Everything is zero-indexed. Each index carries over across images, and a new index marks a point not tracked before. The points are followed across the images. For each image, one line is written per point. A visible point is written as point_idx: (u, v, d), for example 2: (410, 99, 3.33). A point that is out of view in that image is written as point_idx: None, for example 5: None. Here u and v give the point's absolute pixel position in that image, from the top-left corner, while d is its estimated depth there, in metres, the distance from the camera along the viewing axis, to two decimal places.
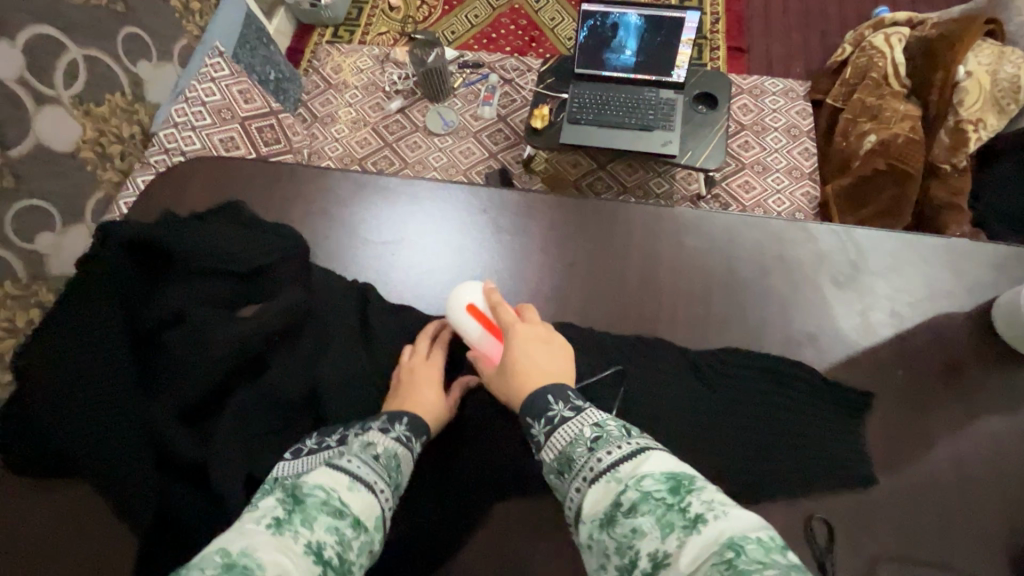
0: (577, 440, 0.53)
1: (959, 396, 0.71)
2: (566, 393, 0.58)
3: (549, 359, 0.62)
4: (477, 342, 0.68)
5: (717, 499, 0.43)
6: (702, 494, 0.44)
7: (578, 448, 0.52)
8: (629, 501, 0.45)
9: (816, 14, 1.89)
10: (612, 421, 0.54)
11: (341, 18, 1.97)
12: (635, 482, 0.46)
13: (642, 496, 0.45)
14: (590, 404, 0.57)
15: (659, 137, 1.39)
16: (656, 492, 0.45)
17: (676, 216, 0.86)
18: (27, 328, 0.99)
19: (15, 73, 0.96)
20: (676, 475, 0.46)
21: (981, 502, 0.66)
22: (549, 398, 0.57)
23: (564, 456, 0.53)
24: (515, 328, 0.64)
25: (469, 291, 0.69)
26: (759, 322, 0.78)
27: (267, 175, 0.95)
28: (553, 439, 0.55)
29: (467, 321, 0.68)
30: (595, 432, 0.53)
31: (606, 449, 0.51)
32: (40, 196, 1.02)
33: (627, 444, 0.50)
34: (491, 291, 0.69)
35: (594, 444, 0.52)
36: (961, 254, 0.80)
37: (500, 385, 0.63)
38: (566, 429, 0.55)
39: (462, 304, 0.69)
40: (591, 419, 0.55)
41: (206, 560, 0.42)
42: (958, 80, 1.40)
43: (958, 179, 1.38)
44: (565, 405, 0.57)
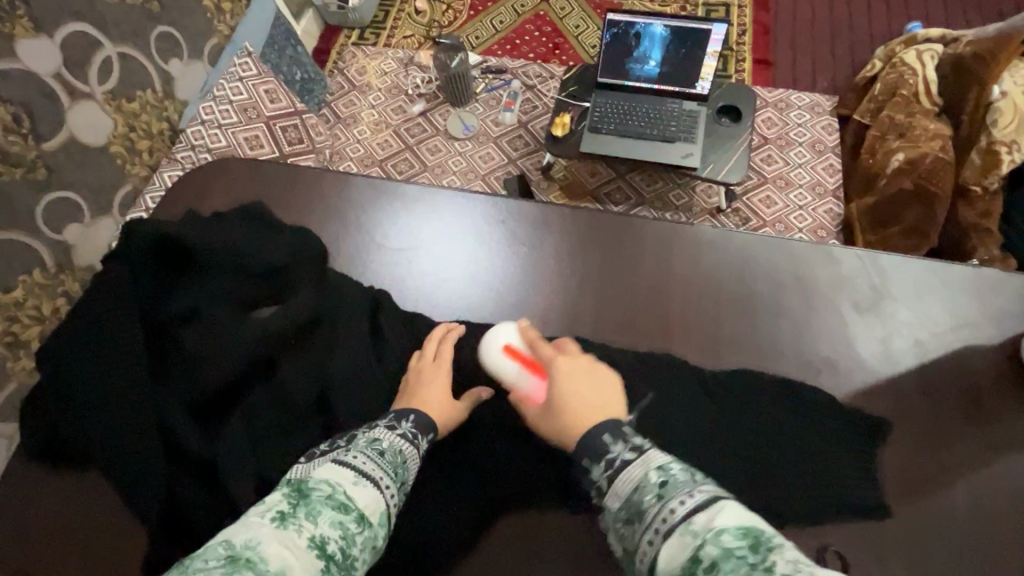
0: (642, 486, 0.51)
1: (982, 431, 0.69)
2: (623, 431, 0.56)
3: (594, 391, 0.61)
4: (517, 383, 0.69)
5: (802, 558, 0.39)
6: (784, 550, 0.40)
7: (646, 497, 0.50)
8: (708, 558, 0.41)
9: (846, 28, 1.86)
10: (676, 464, 0.52)
11: (367, 20, 2.00)
12: (711, 535, 0.43)
13: (722, 552, 0.41)
14: (650, 444, 0.55)
15: (681, 149, 1.38)
16: (736, 547, 0.41)
17: (694, 233, 0.85)
18: (52, 316, 1.01)
19: (52, 68, 0.99)
20: (754, 528, 0.42)
21: (1001, 541, 0.64)
22: (605, 438, 0.56)
23: (630, 504, 0.51)
24: (555, 363, 0.64)
25: (503, 332, 0.71)
26: (776, 344, 0.76)
27: (289, 177, 0.96)
28: (616, 485, 0.53)
29: (505, 364, 0.70)
30: (661, 478, 0.50)
31: (676, 498, 0.48)
32: (71, 188, 1.04)
33: (698, 493, 0.47)
34: (527, 329, 0.70)
35: (662, 492, 0.49)
36: (990, 284, 0.78)
37: (549, 425, 0.62)
38: (629, 474, 0.52)
39: (497, 346, 0.70)
40: (655, 463, 0.52)
41: (211, 549, 0.43)
42: (992, 100, 1.35)
43: (988, 202, 1.36)
44: (623, 445, 0.55)
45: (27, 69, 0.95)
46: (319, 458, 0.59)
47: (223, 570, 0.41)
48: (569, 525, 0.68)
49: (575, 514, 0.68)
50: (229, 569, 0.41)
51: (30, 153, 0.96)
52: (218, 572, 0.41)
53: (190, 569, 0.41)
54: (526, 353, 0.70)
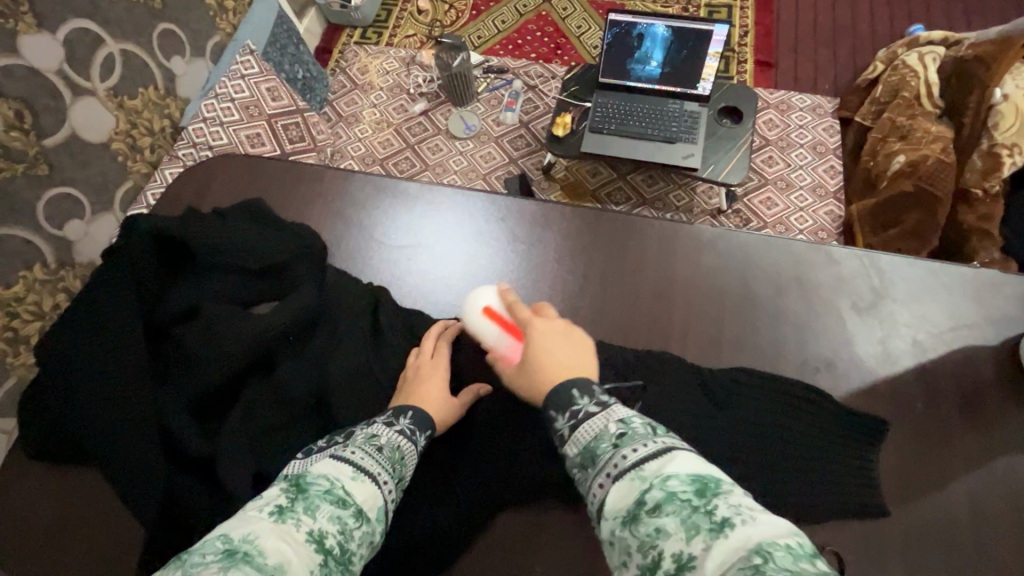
0: (601, 435, 0.51)
1: (981, 432, 0.69)
2: (592, 388, 0.55)
3: (570, 353, 0.60)
4: (496, 344, 0.68)
5: (744, 504, 0.41)
6: (729, 496, 0.41)
7: (603, 444, 0.50)
8: (653, 501, 0.43)
9: (848, 31, 1.86)
10: (638, 417, 0.52)
11: (370, 20, 2.00)
12: (659, 481, 0.44)
13: (667, 496, 0.42)
14: (616, 400, 0.55)
15: (682, 149, 1.38)
16: (682, 492, 0.42)
17: (694, 233, 0.85)
18: (53, 313, 1.01)
19: (54, 64, 0.99)
20: (702, 476, 0.44)
21: (999, 542, 0.64)
22: (573, 393, 0.55)
23: (587, 452, 0.51)
24: (532, 325, 0.63)
25: (484, 295, 0.70)
26: (776, 344, 0.76)
27: (290, 174, 0.97)
28: (577, 433, 0.53)
29: (484, 325, 0.69)
30: (620, 428, 0.50)
31: (630, 446, 0.48)
32: (72, 184, 1.04)
33: (652, 442, 0.48)
34: (507, 291, 0.69)
35: (619, 440, 0.49)
36: (990, 285, 0.78)
37: (521, 384, 0.61)
38: (591, 424, 0.52)
39: (478, 307, 0.70)
40: (616, 414, 0.52)
41: (209, 544, 0.43)
42: (995, 103, 1.35)
43: (990, 205, 1.34)
44: (589, 399, 0.54)
45: (29, 65, 0.95)
46: (317, 453, 0.59)
47: (221, 564, 0.41)
48: (566, 523, 0.68)
49: (573, 511, 0.68)
50: (227, 563, 0.41)
51: (32, 149, 0.96)
52: (216, 566, 0.41)
53: (189, 564, 0.41)
54: (505, 316, 0.69)
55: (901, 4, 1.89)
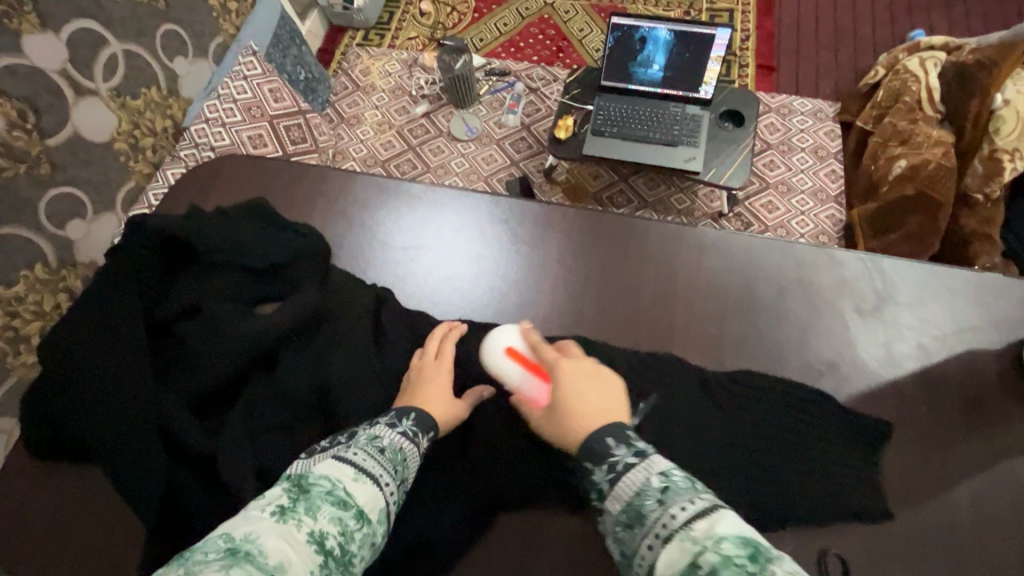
0: (644, 491, 0.51)
1: (985, 436, 0.69)
2: (626, 436, 0.56)
3: (601, 396, 0.60)
4: (521, 386, 0.68)
5: (800, 571, 0.41)
6: (780, 560, 0.42)
7: (647, 501, 0.51)
8: (708, 564, 0.43)
9: (849, 35, 1.86)
10: (677, 469, 0.53)
11: (372, 22, 2.01)
12: (712, 543, 0.44)
13: (720, 557, 0.43)
14: (653, 449, 0.55)
15: (683, 153, 1.38)
16: (736, 556, 0.42)
17: (697, 235, 0.85)
18: (53, 312, 1.01)
19: (57, 64, 0.99)
20: (752, 537, 0.44)
21: (1003, 546, 0.63)
22: (608, 441, 0.56)
23: (631, 508, 0.52)
24: (558, 365, 0.64)
25: (506, 335, 0.71)
26: (778, 346, 0.76)
27: (292, 175, 0.97)
28: (617, 489, 0.53)
29: (507, 364, 0.69)
30: (663, 483, 0.51)
31: (677, 504, 0.49)
32: (74, 184, 1.04)
33: (698, 500, 0.49)
34: (529, 332, 0.70)
35: (663, 497, 0.50)
36: (993, 288, 0.78)
37: (553, 429, 0.61)
38: (630, 478, 0.53)
39: (500, 349, 0.70)
40: (657, 467, 0.53)
41: (211, 543, 0.43)
42: (995, 108, 1.36)
43: (990, 209, 1.35)
44: (625, 448, 0.55)
45: (32, 64, 0.95)
46: (319, 453, 0.58)
47: (222, 563, 0.41)
48: (568, 525, 0.67)
49: (576, 513, 0.68)
50: (228, 562, 0.41)
51: (34, 148, 0.96)
52: (217, 565, 0.41)
53: (191, 561, 0.41)
54: (529, 357, 0.70)
55: (902, 9, 1.90)
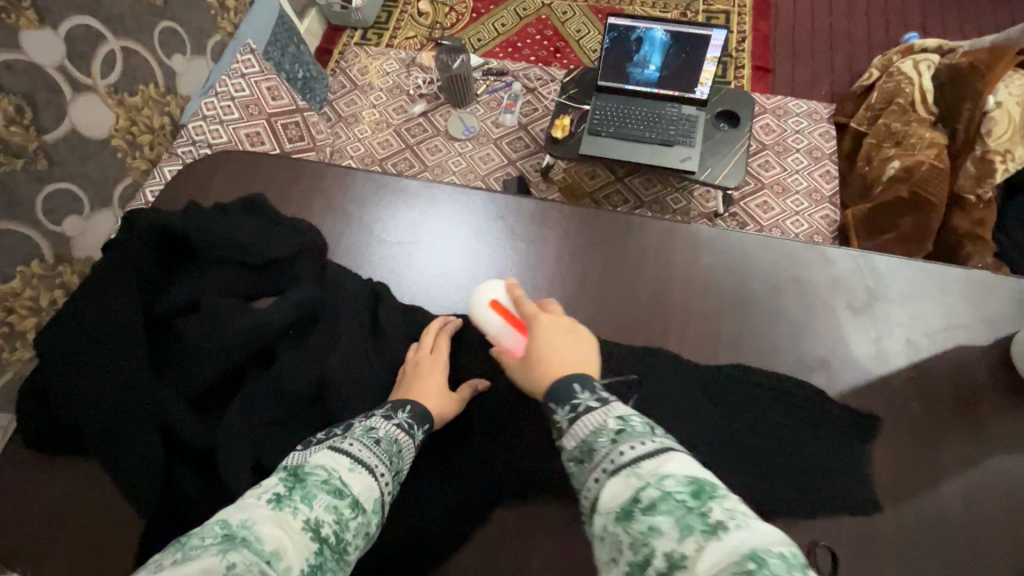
0: (600, 430, 0.51)
1: (973, 430, 0.70)
2: (593, 384, 0.57)
3: (573, 349, 0.62)
4: (501, 338, 0.70)
5: (740, 509, 0.41)
6: (725, 501, 0.42)
7: (600, 439, 0.51)
8: (648, 499, 0.43)
9: (844, 38, 1.88)
10: (637, 414, 0.52)
11: (370, 21, 2.01)
12: (656, 479, 0.44)
13: (662, 495, 0.43)
14: (616, 398, 0.55)
15: (679, 153, 1.39)
16: (677, 493, 0.43)
17: (692, 232, 0.86)
18: (49, 308, 1.01)
19: (55, 60, 0.99)
20: (699, 478, 0.44)
21: (990, 538, 0.64)
22: (574, 387, 0.56)
23: (584, 445, 0.51)
24: (537, 319, 0.65)
25: (492, 289, 0.73)
26: (770, 342, 0.77)
27: (290, 171, 0.97)
28: (575, 427, 0.53)
29: (490, 316, 0.71)
30: (619, 425, 0.51)
31: (628, 443, 0.49)
32: (71, 180, 1.05)
33: (651, 441, 0.48)
34: (514, 287, 0.71)
35: (617, 436, 0.50)
36: (981, 285, 0.79)
37: (523, 376, 0.63)
38: (589, 419, 0.53)
39: (485, 300, 0.72)
40: (616, 412, 0.53)
41: (208, 528, 0.44)
42: (987, 110, 1.37)
43: (983, 210, 1.36)
44: (590, 394, 0.56)
45: (30, 60, 0.95)
46: (315, 444, 0.59)
47: (219, 547, 0.41)
48: (563, 518, 0.68)
49: (571, 505, 0.68)
50: (225, 546, 0.42)
51: (31, 144, 0.96)
52: (215, 549, 0.41)
53: (188, 546, 0.42)
54: (511, 311, 0.71)
55: (896, 12, 1.92)
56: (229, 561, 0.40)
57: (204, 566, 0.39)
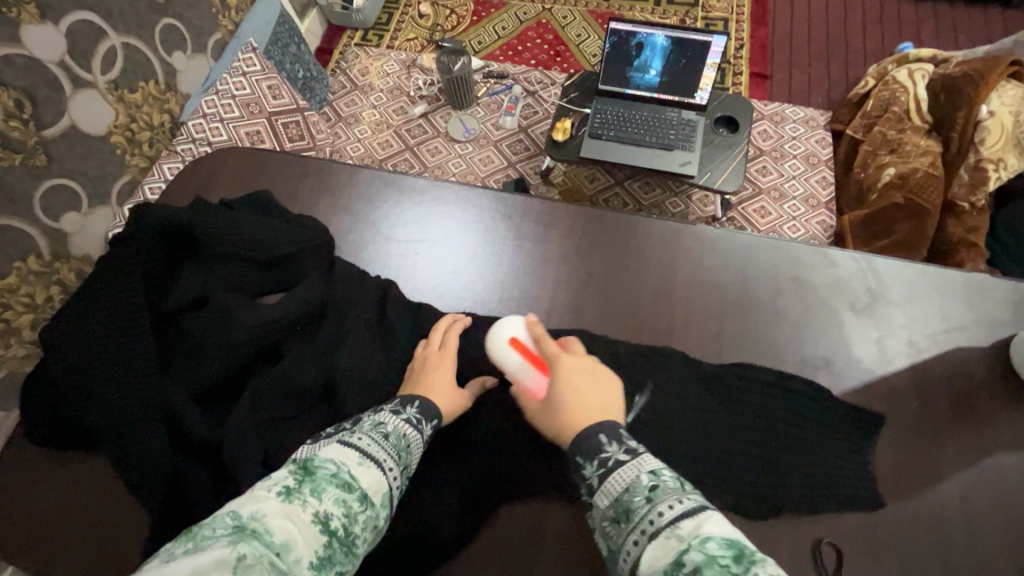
0: (633, 488, 0.51)
1: (973, 430, 0.71)
2: (620, 434, 0.56)
3: (598, 394, 0.60)
4: (520, 375, 0.68)
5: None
6: (771, 568, 0.40)
7: (636, 498, 0.50)
8: (692, 563, 0.41)
9: (839, 46, 1.91)
10: (669, 472, 0.52)
11: (370, 22, 2.02)
12: (697, 542, 0.43)
13: (706, 559, 0.41)
14: (645, 450, 0.55)
15: (678, 157, 1.41)
16: (720, 557, 0.41)
17: (696, 233, 0.87)
18: (46, 305, 1.00)
19: (56, 55, 0.99)
20: (740, 541, 0.43)
21: (989, 537, 0.65)
22: (601, 438, 0.56)
23: (619, 504, 0.51)
24: (560, 361, 0.63)
25: (509, 326, 0.70)
26: (774, 342, 0.78)
27: (295, 170, 0.98)
28: (608, 484, 0.53)
29: (509, 355, 0.68)
30: (653, 482, 0.51)
31: (665, 502, 0.48)
32: (70, 176, 1.04)
33: (687, 500, 0.48)
34: (535, 325, 0.69)
35: (653, 495, 0.49)
36: (979, 288, 0.80)
37: (548, 423, 0.61)
38: (621, 475, 0.53)
39: (503, 338, 0.69)
40: (647, 467, 0.52)
41: (218, 519, 0.44)
42: (981, 119, 1.40)
43: (977, 218, 1.38)
44: (619, 447, 0.55)
45: (31, 55, 0.95)
46: (323, 437, 0.59)
47: (230, 538, 0.41)
48: (568, 514, 0.68)
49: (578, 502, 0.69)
50: (236, 537, 0.42)
51: (30, 139, 0.95)
52: (226, 540, 0.41)
53: (198, 537, 0.42)
54: (530, 349, 0.69)
55: (891, 22, 1.95)
56: (239, 552, 0.40)
57: (215, 556, 0.39)
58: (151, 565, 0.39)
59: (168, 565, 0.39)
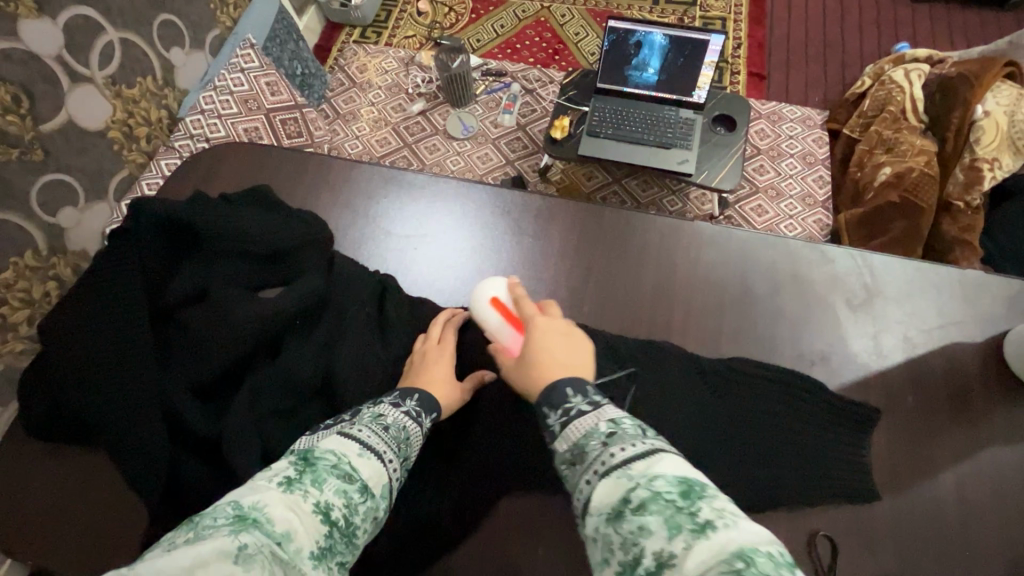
0: (591, 433, 0.49)
1: (968, 424, 0.72)
2: (586, 387, 0.54)
3: (569, 351, 0.59)
4: (498, 333, 0.69)
5: (731, 509, 0.39)
6: (715, 502, 0.40)
7: (592, 442, 0.49)
8: (638, 499, 0.41)
9: (836, 46, 1.92)
10: (629, 418, 0.50)
11: (369, 19, 2.02)
12: (647, 480, 0.42)
13: (653, 495, 0.41)
14: (609, 400, 0.53)
15: (676, 155, 1.41)
16: (667, 493, 0.41)
17: (695, 229, 0.87)
18: (43, 300, 1.00)
19: (54, 50, 0.99)
20: (691, 479, 0.42)
21: (983, 530, 0.66)
22: (566, 389, 0.54)
23: (576, 448, 0.50)
24: (534, 320, 0.63)
25: (490, 286, 0.71)
26: (772, 337, 0.79)
27: (294, 166, 0.98)
28: (568, 430, 0.51)
29: (489, 313, 0.69)
30: (611, 428, 0.49)
31: (620, 444, 0.47)
32: (67, 171, 1.04)
33: (641, 443, 0.46)
34: (515, 287, 0.69)
35: (608, 439, 0.48)
36: (975, 285, 0.81)
37: (517, 378, 0.61)
38: (581, 423, 0.51)
39: (486, 296, 0.70)
40: (607, 414, 0.51)
41: (220, 509, 0.44)
42: (975, 119, 1.42)
43: (971, 217, 1.38)
44: (582, 397, 0.53)
45: (29, 49, 0.94)
46: (323, 429, 0.59)
47: (232, 528, 0.42)
48: (566, 507, 0.69)
49: None
50: (238, 527, 0.42)
51: (27, 134, 0.95)
52: (227, 529, 0.42)
53: (200, 526, 0.42)
54: (509, 309, 0.70)
55: (888, 23, 1.96)
56: (241, 541, 0.41)
57: (218, 545, 0.40)
58: (153, 554, 0.40)
59: (171, 553, 0.39)
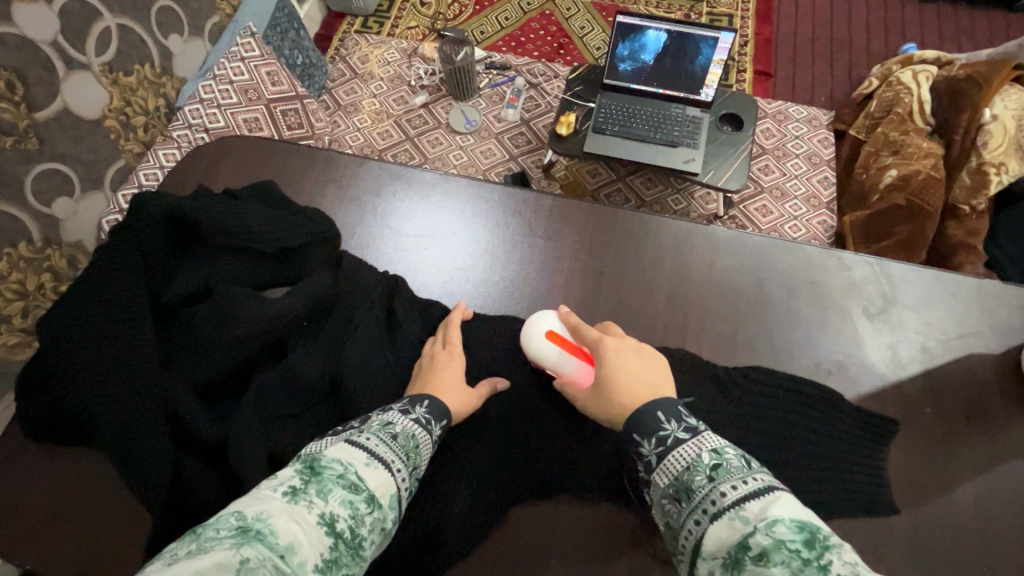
0: (695, 466, 0.51)
1: (985, 436, 0.71)
2: (678, 412, 0.56)
3: (647, 371, 0.62)
4: (560, 368, 0.69)
5: (861, 562, 0.38)
6: (844, 554, 0.39)
7: (697, 477, 0.51)
8: (759, 546, 0.41)
9: (844, 46, 1.90)
10: (733, 449, 0.52)
11: (371, 9, 1.98)
12: (765, 525, 0.43)
13: (775, 544, 0.41)
14: (705, 427, 0.55)
15: (683, 154, 1.39)
16: (791, 542, 0.40)
17: (711, 234, 0.86)
18: (37, 292, 0.97)
19: (49, 35, 0.95)
20: (810, 523, 0.42)
21: (1000, 545, 0.65)
22: (659, 415, 0.56)
23: (679, 482, 0.52)
24: (603, 344, 0.65)
25: (546, 319, 0.71)
26: (788, 345, 0.78)
27: (298, 160, 0.96)
28: (666, 462, 0.53)
29: (547, 347, 0.70)
30: (715, 460, 0.51)
31: (730, 483, 0.48)
32: (63, 161, 1.01)
33: (753, 480, 0.48)
34: (569, 314, 0.71)
35: (714, 473, 0.50)
36: (993, 295, 0.80)
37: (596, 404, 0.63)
38: (680, 453, 0.53)
39: (541, 331, 0.70)
40: (709, 443, 0.53)
41: (223, 519, 0.42)
42: (984, 122, 1.40)
43: (977, 221, 1.38)
44: (677, 424, 0.55)
45: (23, 34, 0.91)
46: (330, 437, 0.58)
47: (234, 541, 0.40)
48: (578, 516, 0.68)
49: (588, 504, 0.68)
50: (240, 540, 0.40)
51: (21, 122, 0.92)
52: (229, 542, 0.40)
53: (202, 537, 0.41)
54: (567, 339, 0.71)
55: (895, 22, 1.94)
56: (242, 555, 0.39)
57: (217, 560, 0.38)
58: (156, 566, 0.38)
59: (171, 566, 0.37)
